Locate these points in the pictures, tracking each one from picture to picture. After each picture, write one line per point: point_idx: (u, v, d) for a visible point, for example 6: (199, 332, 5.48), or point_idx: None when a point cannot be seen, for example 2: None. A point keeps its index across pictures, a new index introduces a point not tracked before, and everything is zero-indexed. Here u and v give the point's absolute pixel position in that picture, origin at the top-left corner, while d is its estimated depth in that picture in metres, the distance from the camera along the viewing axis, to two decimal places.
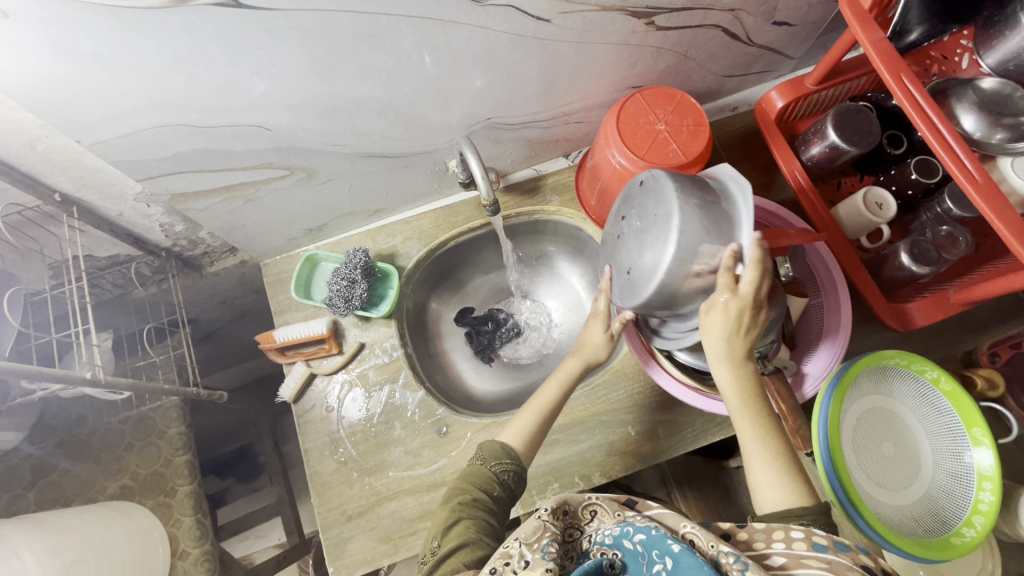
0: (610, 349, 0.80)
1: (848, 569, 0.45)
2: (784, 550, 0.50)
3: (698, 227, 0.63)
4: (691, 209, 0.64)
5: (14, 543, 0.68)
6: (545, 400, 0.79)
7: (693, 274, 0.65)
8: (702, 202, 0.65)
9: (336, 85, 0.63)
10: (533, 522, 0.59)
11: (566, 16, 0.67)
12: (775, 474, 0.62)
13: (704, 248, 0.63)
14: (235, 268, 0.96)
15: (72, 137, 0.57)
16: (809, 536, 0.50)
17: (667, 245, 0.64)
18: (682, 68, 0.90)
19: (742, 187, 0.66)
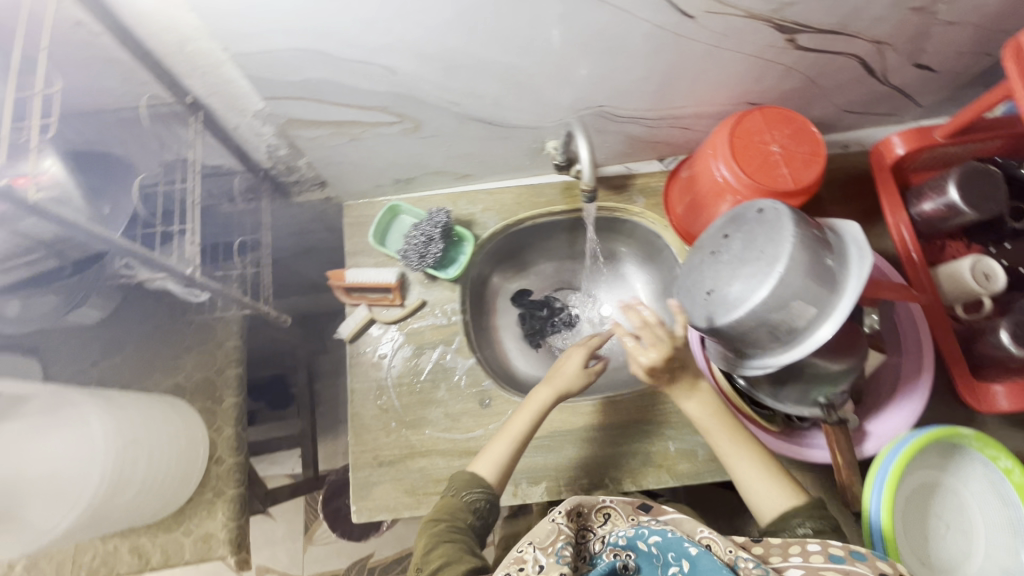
0: (586, 379, 0.82)
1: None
2: (801, 563, 0.53)
3: (801, 280, 0.61)
4: (800, 260, 0.61)
5: (83, 409, 0.72)
6: (515, 429, 0.78)
7: (776, 323, 0.63)
8: (818, 253, 0.62)
9: (471, 43, 0.64)
10: (546, 526, 0.60)
11: (711, 16, 0.65)
12: (766, 484, 0.68)
13: (798, 303, 0.61)
14: (319, 202, 0.99)
15: (220, 45, 0.59)
16: (825, 548, 0.54)
17: (763, 286, 0.61)
18: (806, 94, 0.86)
19: (862, 253, 0.63)
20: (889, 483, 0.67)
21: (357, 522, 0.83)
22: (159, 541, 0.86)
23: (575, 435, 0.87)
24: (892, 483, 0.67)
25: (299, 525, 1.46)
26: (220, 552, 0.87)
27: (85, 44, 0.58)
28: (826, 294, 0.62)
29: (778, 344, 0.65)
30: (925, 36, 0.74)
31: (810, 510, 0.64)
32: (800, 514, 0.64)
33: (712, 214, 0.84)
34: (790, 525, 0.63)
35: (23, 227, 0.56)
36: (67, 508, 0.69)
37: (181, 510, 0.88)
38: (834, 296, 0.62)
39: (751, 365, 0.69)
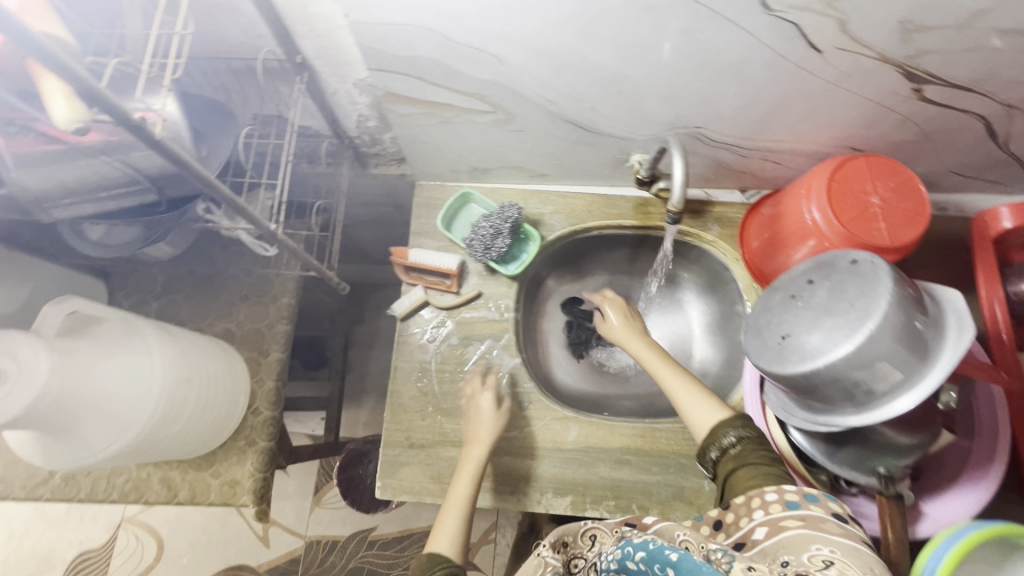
0: (500, 422, 0.82)
1: (822, 520, 0.51)
2: (764, 518, 0.55)
3: (891, 342, 0.57)
4: (894, 322, 0.58)
5: (149, 341, 0.75)
6: (460, 498, 0.74)
7: (854, 382, 0.59)
8: (913, 318, 0.59)
9: (586, 45, 0.62)
10: (534, 560, 0.57)
11: (840, 53, 0.62)
12: (694, 398, 0.74)
13: (883, 366, 0.58)
14: (394, 177, 0.99)
15: (341, 11, 0.59)
16: (782, 495, 0.55)
17: (849, 341, 0.58)
18: (915, 148, 0.81)
19: (962, 326, 0.59)
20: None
21: (380, 498, 0.84)
22: (189, 477, 0.89)
23: (609, 455, 0.85)
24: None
25: (311, 485, 1.49)
26: (243, 499, 0.89)
27: None
28: (916, 362, 0.58)
29: (851, 405, 0.61)
30: None
31: (734, 419, 0.69)
32: (725, 421, 0.69)
33: (792, 255, 0.81)
34: (718, 439, 0.68)
35: (134, 158, 0.60)
36: (121, 432, 0.71)
37: (214, 452, 0.90)
38: (924, 365, 0.58)
39: (814, 420, 0.65)
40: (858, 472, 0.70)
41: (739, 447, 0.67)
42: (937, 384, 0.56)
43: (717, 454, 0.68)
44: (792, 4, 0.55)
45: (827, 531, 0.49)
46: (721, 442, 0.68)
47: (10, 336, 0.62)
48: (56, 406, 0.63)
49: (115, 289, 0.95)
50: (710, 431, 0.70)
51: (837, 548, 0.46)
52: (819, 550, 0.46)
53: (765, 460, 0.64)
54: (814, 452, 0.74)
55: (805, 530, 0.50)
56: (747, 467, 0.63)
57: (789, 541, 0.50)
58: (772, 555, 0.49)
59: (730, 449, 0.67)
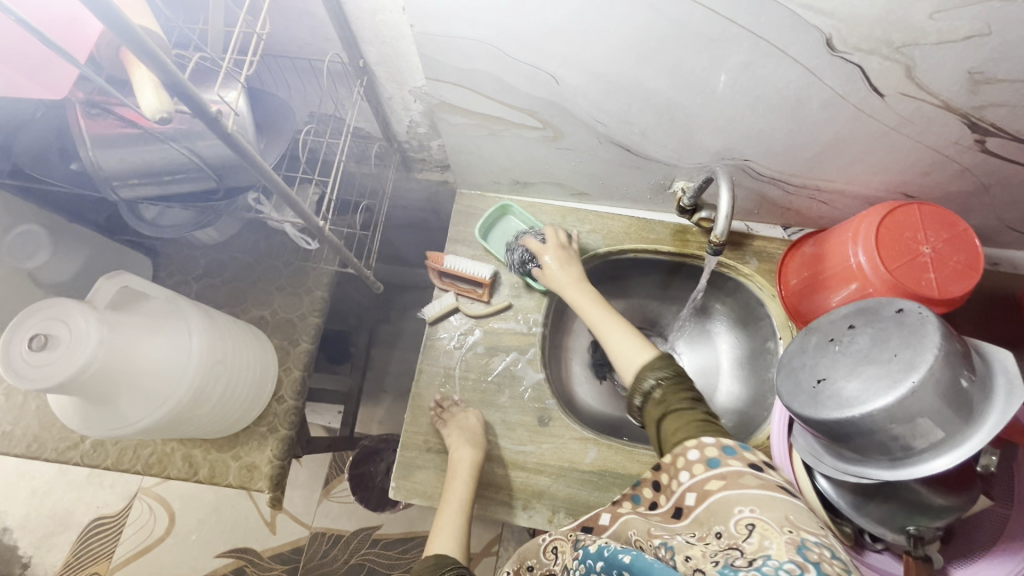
0: (479, 448, 0.81)
1: (741, 475, 0.50)
2: (690, 480, 0.53)
3: (934, 398, 0.55)
4: (939, 378, 0.56)
5: (189, 321, 0.77)
6: (454, 501, 0.79)
7: (891, 435, 0.57)
8: (960, 376, 0.57)
9: (642, 71, 0.63)
10: None
11: (902, 98, 0.61)
12: (627, 343, 0.74)
13: (923, 422, 0.56)
14: (436, 183, 1.01)
15: (408, 21, 0.61)
16: (703, 451, 0.54)
17: (889, 393, 0.56)
18: (971, 199, 0.79)
19: (1011, 389, 0.56)
20: None
21: (392, 499, 0.85)
22: (210, 457, 0.91)
23: (625, 481, 0.84)
24: None
25: (321, 477, 1.51)
26: (259, 484, 0.91)
27: None
28: (959, 421, 0.56)
29: (885, 458, 0.59)
30: None
31: (659, 360, 0.69)
32: (648, 363, 0.69)
33: (832, 297, 0.79)
34: (641, 384, 0.68)
35: (200, 146, 0.64)
36: (154, 406, 0.73)
37: (237, 435, 0.92)
38: (967, 426, 0.56)
39: (845, 469, 0.63)
40: (885, 527, 0.68)
41: (658, 390, 0.66)
42: (980, 448, 0.54)
43: (641, 401, 0.67)
44: (858, 46, 0.55)
45: (747, 487, 0.48)
46: (643, 386, 0.67)
47: (66, 305, 0.64)
48: (100, 375, 0.66)
49: (160, 267, 0.99)
50: (637, 373, 0.70)
51: (757, 507, 0.45)
52: (742, 515, 0.45)
53: (687, 400, 0.63)
54: (840, 502, 0.71)
55: (726, 489, 0.49)
56: (670, 413, 0.62)
57: (717, 507, 0.48)
58: (706, 526, 0.47)
59: (652, 393, 0.66)
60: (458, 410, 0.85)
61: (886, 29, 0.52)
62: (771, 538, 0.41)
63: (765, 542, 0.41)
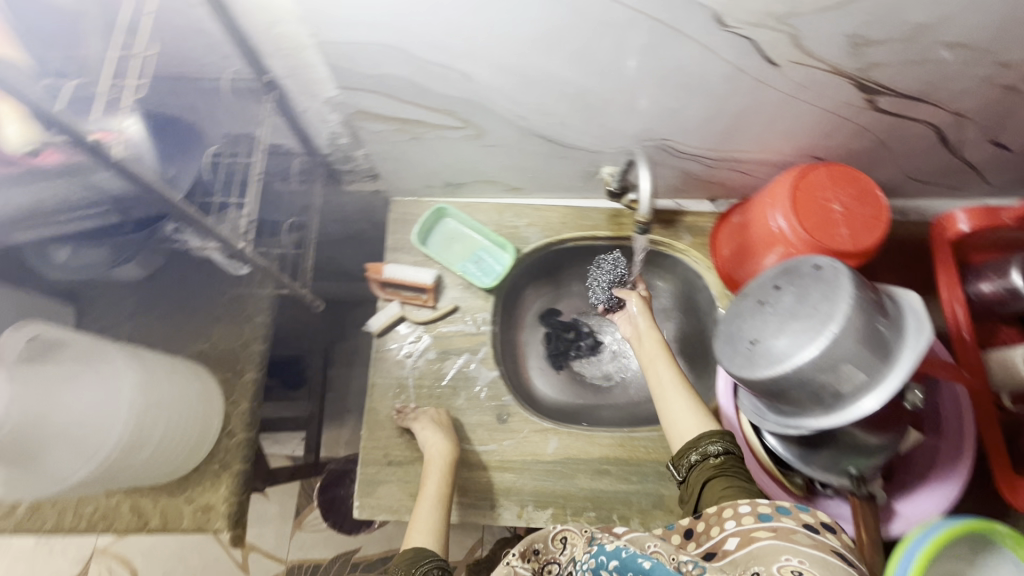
0: (451, 441, 0.82)
1: (792, 531, 0.48)
2: (735, 529, 0.51)
3: (853, 343, 0.59)
4: (855, 324, 0.59)
5: (116, 363, 0.73)
6: (430, 495, 0.76)
7: (820, 384, 0.60)
8: (875, 320, 0.60)
9: (551, 62, 0.64)
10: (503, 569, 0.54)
11: (795, 66, 0.64)
12: (687, 405, 0.74)
13: (846, 368, 0.59)
14: (368, 194, 1.00)
15: (308, 31, 0.60)
16: (755, 507, 0.52)
17: (812, 344, 0.59)
18: (874, 156, 0.84)
19: (920, 327, 0.60)
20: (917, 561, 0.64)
21: (358, 518, 0.83)
22: (160, 503, 0.86)
23: (589, 465, 0.85)
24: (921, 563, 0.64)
25: (291, 508, 1.46)
26: (217, 525, 0.86)
27: (183, 13, 0.59)
28: (878, 362, 0.59)
29: (818, 407, 0.62)
30: (1010, 115, 0.72)
31: (724, 434, 0.69)
32: (708, 432, 0.69)
33: (761, 262, 0.82)
34: (704, 445, 0.67)
35: (96, 180, 0.60)
36: (85, 459, 0.69)
37: (187, 477, 0.88)
38: (886, 366, 0.60)
39: (786, 423, 0.66)
40: (830, 473, 0.72)
41: (718, 457, 0.66)
42: (899, 385, 0.58)
43: (698, 458, 0.67)
44: (747, 20, 0.57)
45: (798, 543, 0.46)
46: (707, 449, 0.67)
47: None
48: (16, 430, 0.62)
49: (83, 312, 0.93)
50: (695, 436, 0.69)
51: (807, 559, 0.44)
52: (788, 561, 0.43)
53: (743, 477, 0.63)
54: (789, 456, 0.75)
55: (775, 541, 0.47)
56: (722, 478, 0.63)
57: (759, 552, 0.46)
58: (744, 566, 0.46)
59: (713, 457, 0.66)
60: (420, 410, 0.86)
61: (768, 2, 0.55)
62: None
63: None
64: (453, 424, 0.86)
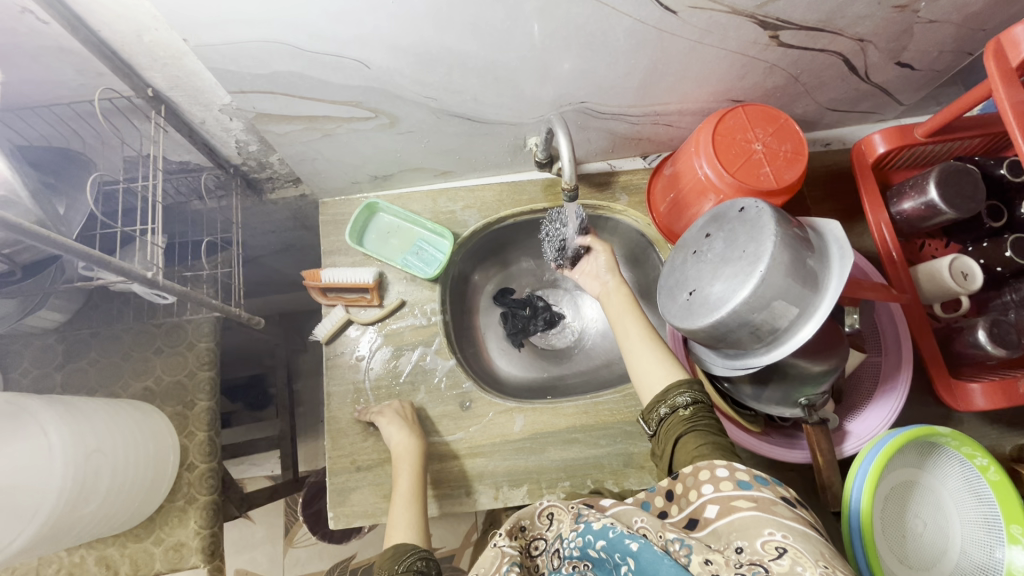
0: (416, 432, 0.81)
1: (773, 501, 0.48)
2: (713, 493, 0.51)
3: (782, 279, 0.60)
4: (782, 261, 0.60)
5: (42, 417, 0.69)
6: (404, 492, 0.76)
7: (756, 323, 0.62)
8: (800, 253, 0.61)
9: (446, 37, 0.61)
10: (490, 553, 0.53)
11: (693, 11, 0.64)
12: (653, 356, 0.71)
13: (778, 304, 0.60)
14: (295, 200, 0.96)
15: (180, 36, 0.56)
16: (734, 473, 0.52)
17: (743, 287, 0.60)
18: (789, 92, 0.85)
19: (844, 253, 0.62)
20: (874, 470, 0.67)
21: (335, 529, 0.82)
22: (127, 551, 0.84)
23: (558, 436, 0.85)
24: (877, 468, 0.67)
25: (280, 527, 1.44)
26: (192, 560, 0.84)
27: (36, 33, 0.54)
28: (808, 293, 0.61)
29: (760, 345, 0.64)
30: (907, 34, 0.74)
31: (692, 382, 0.66)
32: (674, 382, 0.67)
33: (695, 212, 0.83)
34: (672, 397, 0.65)
35: None
36: (25, 523, 0.66)
37: (151, 518, 0.85)
38: (816, 295, 0.61)
39: (732, 364, 0.68)
40: (783, 407, 0.74)
41: (688, 408, 0.64)
42: (829, 312, 0.59)
43: (667, 411, 0.65)
44: None
45: (779, 515, 0.46)
46: (676, 401, 0.64)
47: None
48: None
49: (8, 368, 0.87)
50: (664, 388, 0.67)
51: (790, 533, 0.44)
52: (771, 536, 0.44)
53: (714, 430, 0.61)
54: (743, 396, 0.76)
55: (756, 512, 0.47)
56: (694, 434, 0.60)
57: (741, 523, 0.47)
58: (726, 539, 0.47)
59: (683, 408, 0.64)
60: (383, 405, 0.85)
61: None
62: (804, 567, 0.41)
63: (798, 569, 0.41)
64: (417, 414, 0.85)
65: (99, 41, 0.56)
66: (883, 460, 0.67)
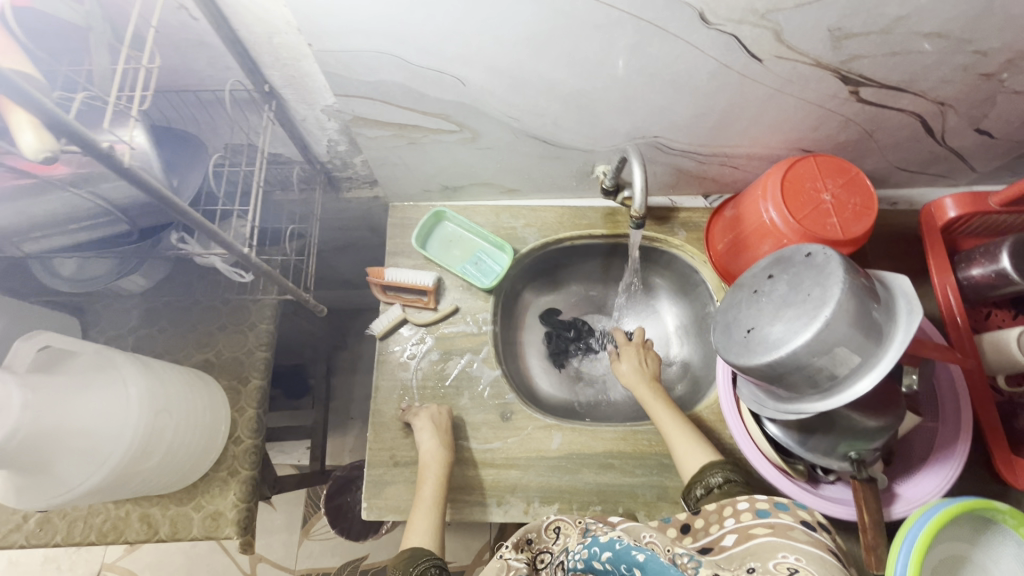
0: (445, 442, 0.82)
1: (789, 528, 0.52)
2: (735, 526, 0.56)
3: (846, 327, 0.60)
4: (848, 308, 0.60)
5: (124, 370, 0.74)
6: (427, 498, 0.77)
7: (815, 368, 0.61)
8: (866, 303, 0.61)
9: (540, 63, 0.65)
10: (495, 564, 0.54)
11: (779, 60, 0.66)
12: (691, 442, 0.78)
13: (839, 351, 0.60)
14: (367, 200, 1.01)
15: (305, 40, 0.62)
16: (753, 504, 0.57)
17: (806, 330, 0.61)
18: (860, 147, 0.86)
19: (912, 309, 0.62)
20: (919, 539, 0.64)
21: (366, 520, 0.84)
22: (169, 512, 0.87)
23: (594, 459, 0.86)
24: (925, 536, 0.64)
25: (298, 517, 1.46)
26: (227, 531, 0.87)
27: (184, 27, 0.61)
28: (872, 345, 0.61)
29: (815, 392, 0.64)
30: (990, 102, 0.74)
31: (724, 464, 0.73)
32: (711, 463, 0.74)
33: (755, 253, 0.84)
34: (706, 478, 0.72)
35: (103, 189, 0.59)
36: (96, 467, 0.70)
37: (195, 485, 0.89)
38: (880, 348, 0.61)
39: (783, 408, 0.68)
40: (831, 458, 0.72)
41: (725, 486, 0.69)
42: (892, 367, 0.59)
43: (702, 492, 0.71)
44: (729, 17, 0.59)
45: (795, 540, 0.50)
46: (709, 482, 0.71)
47: None
48: (27, 440, 0.62)
49: (90, 324, 0.94)
50: (699, 470, 0.74)
51: (803, 556, 0.47)
52: (784, 558, 0.47)
53: None
54: (789, 442, 0.75)
55: (773, 537, 0.51)
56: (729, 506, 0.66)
57: (757, 548, 0.51)
58: (740, 560, 0.51)
59: (716, 487, 0.70)
60: (424, 406, 0.87)
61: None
62: None
63: None
64: (455, 419, 0.87)
65: (235, 39, 0.62)
66: (932, 529, 0.65)
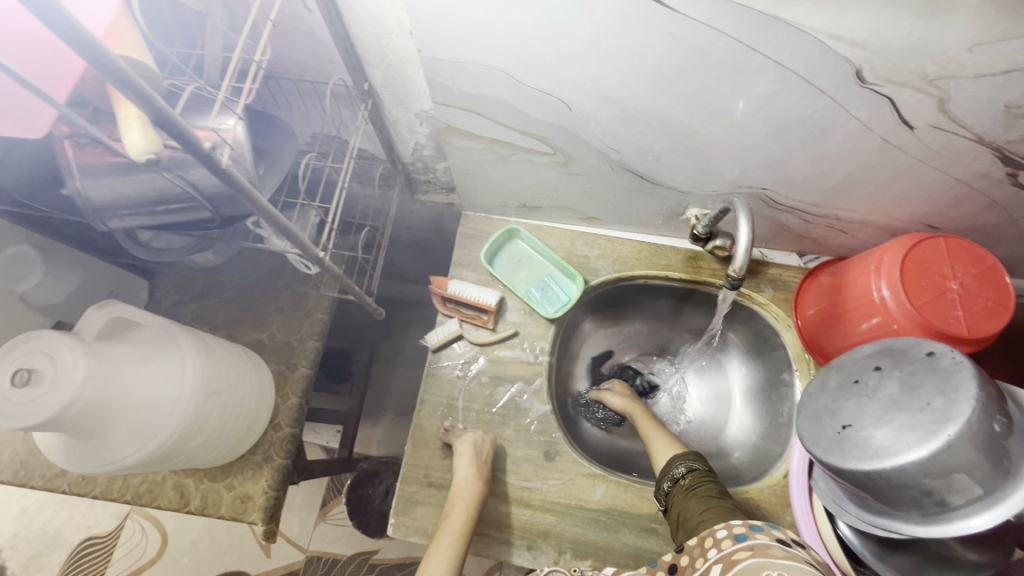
0: (482, 476, 0.77)
1: (768, 546, 0.51)
2: (718, 555, 0.55)
3: (971, 450, 0.52)
4: (977, 429, 0.52)
5: (183, 347, 0.74)
6: (453, 529, 0.73)
7: (924, 488, 0.53)
8: (996, 424, 0.53)
9: (659, 99, 0.60)
10: None
11: (933, 131, 0.58)
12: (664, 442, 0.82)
13: (958, 475, 0.52)
14: (441, 205, 0.99)
15: (416, 45, 0.59)
16: (731, 530, 0.56)
17: (920, 446, 0.52)
18: (997, 231, 0.76)
19: None
20: None
21: (391, 536, 0.81)
22: (202, 487, 0.87)
23: (637, 521, 0.80)
24: None
25: (319, 499, 1.47)
26: (253, 517, 0.87)
27: (298, 19, 0.59)
28: (999, 475, 0.52)
29: (918, 512, 0.55)
30: None
31: (688, 455, 0.77)
32: (679, 454, 0.77)
33: (853, 330, 0.75)
34: (671, 470, 0.75)
35: (195, 175, 0.59)
36: (144, 441, 0.69)
37: (231, 464, 0.89)
38: (1008, 479, 0.52)
39: (871, 520, 0.61)
40: None
41: (687, 477, 0.73)
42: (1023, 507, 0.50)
43: (670, 485, 0.74)
44: (890, 78, 0.52)
45: (773, 556, 0.49)
46: (674, 472, 0.75)
47: (52, 337, 0.61)
48: (84, 411, 0.62)
49: (156, 289, 0.96)
50: (666, 463, 0.77)
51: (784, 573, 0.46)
52: None
53: (716, 494, 0.69)
54: (865, 552, 0.68)
55: (755, 558, 0.50)
56: (698, 501, 0.68)
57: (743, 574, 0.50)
58: None
59: (681, 478, 0.73)
60: (467, 431, 0.83)
61: (920, 62, 0.49)
62: None
63: None
64: (497, 448, 0.83)
65: (345, 36, 0.60)
66: None
